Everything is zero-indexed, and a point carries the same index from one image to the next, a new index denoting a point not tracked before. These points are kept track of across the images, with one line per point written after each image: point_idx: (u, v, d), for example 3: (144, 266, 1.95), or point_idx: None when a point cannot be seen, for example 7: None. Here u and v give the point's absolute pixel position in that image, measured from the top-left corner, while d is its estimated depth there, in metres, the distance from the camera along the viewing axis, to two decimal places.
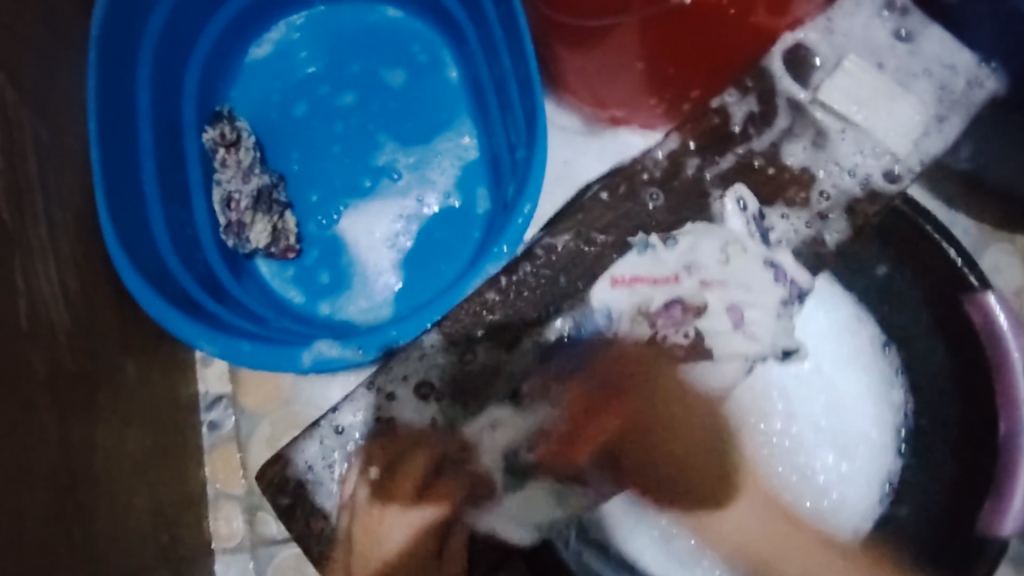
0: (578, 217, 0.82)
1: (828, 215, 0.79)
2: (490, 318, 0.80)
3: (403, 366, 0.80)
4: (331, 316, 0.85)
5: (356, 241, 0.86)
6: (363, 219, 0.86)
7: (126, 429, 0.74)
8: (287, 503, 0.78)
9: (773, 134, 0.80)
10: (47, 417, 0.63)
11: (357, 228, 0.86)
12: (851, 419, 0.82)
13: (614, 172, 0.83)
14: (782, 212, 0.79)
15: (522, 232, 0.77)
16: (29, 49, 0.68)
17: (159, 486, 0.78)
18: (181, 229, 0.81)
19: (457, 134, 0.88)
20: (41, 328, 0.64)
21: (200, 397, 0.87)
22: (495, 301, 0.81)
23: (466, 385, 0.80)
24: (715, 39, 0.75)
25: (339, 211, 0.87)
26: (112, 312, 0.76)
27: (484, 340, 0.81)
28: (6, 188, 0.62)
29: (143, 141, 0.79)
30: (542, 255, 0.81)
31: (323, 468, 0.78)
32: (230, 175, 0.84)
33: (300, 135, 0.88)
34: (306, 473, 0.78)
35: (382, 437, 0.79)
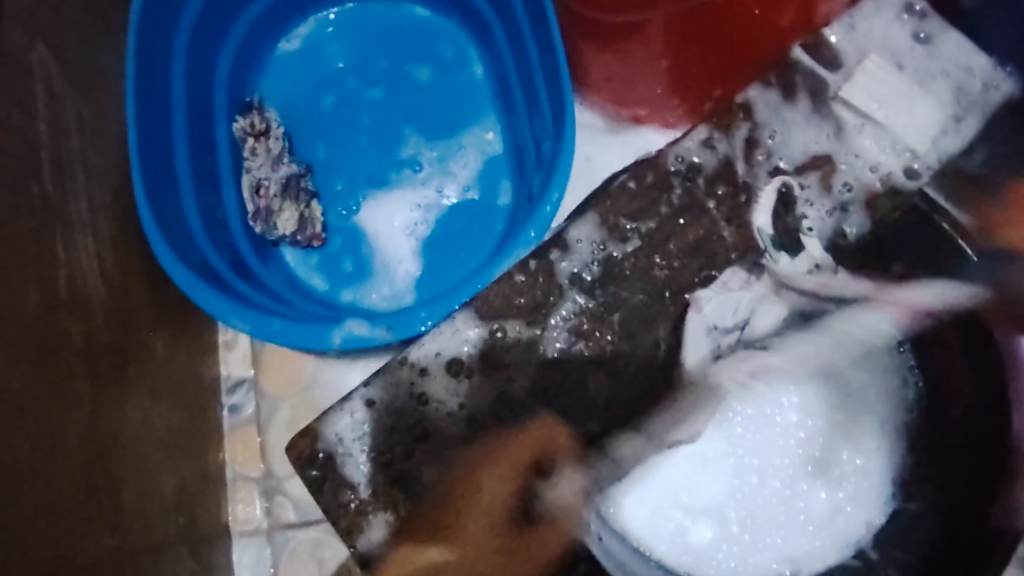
0: (607, 204, 0.70)
1: (848, 206, 0.69)
2: (522, 300, 0.68)
3: (434, 340, 0.67)
4: (354, 304, 0.86)
5: (377, 228, 0.87)
6: (383, 208, 0.88)
7: (152, 404, 0.75)
8: (315, 477, 0.64)
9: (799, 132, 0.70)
10: (82, 386, 0.65)
11: (377, 217, 0.88)
12: None
13: (642, 161, 0.72)
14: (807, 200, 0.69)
15: (550, 221, 0.77)
16: (77, 30, 0.69)
17: (182, 466, 0.79)
18: (212, 213, 0.82)
19: (481, 129, 0.90)
20: (80, 302, 0.66)
21: (222, 379, 0.89)
22: (525, 282, 0.69)
23: (501, 362, 0.67)
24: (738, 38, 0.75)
25: (360, 201, 0.88)
26: (144, 291, 0.78)
27: (522, 314, 0.68)
28: (50, 162, 0.63)
29: (178, 126, 0.80)
30: (577, 240, 0.69)
31: (354, 446, 0.64)
32: (260, 163, 0.86)
33: (328, 127, 0.90)
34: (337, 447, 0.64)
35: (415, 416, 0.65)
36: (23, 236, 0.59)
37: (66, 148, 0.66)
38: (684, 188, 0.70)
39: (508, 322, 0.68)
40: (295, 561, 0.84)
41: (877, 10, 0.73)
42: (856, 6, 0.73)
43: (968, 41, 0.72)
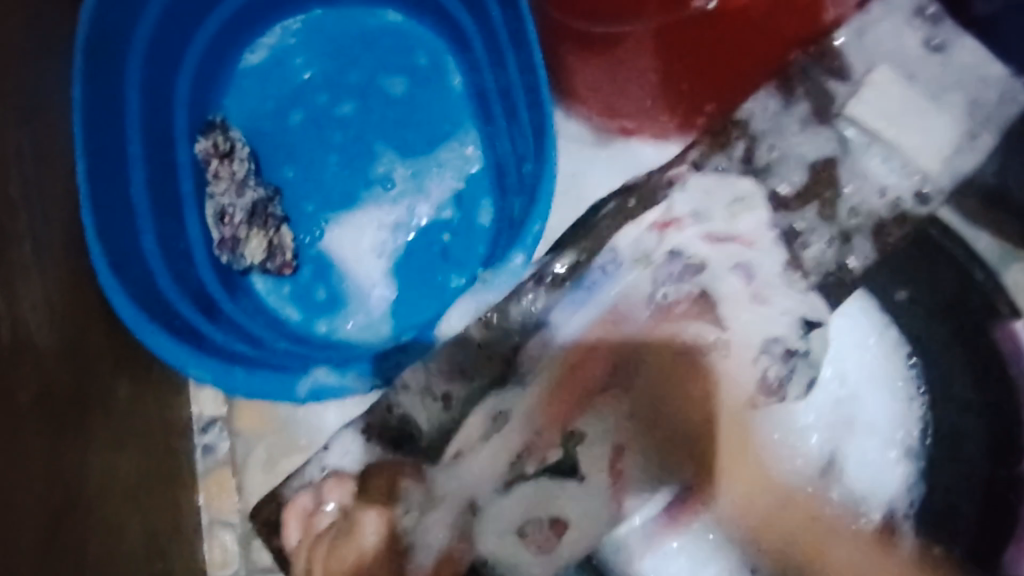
0: (588, 237, 0.73)
1: (852, 237, 0.69)
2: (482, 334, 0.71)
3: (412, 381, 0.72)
4: (329, 335, 0.80)
5: (345, 247, 0.82)
6: (349, 231, 0.83)
7: (117, 453, 0.71)
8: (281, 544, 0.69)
9: (806, 141, 0.69)
10: (38, 442, 0.60)
11: (343, 241, 0.82)
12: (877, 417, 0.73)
13: (628, 187, 0.73)
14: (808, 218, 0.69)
15: (531, 254, 0.74)
16: (19, 55, 0.63)
17: (152, 513, 0.75)
18: (173, 244, 0.77)
19: (461, 144, 0.84)
20: (29, 352, 0.61)
21: (194, 419, 0.84)
22: (495, 320, 0.71)
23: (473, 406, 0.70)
24: (734, 46, 0.72)
25: (323, 225, 0.83)
26: (102, 333, 0.72)
27: (493, 360, 0.71)
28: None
29: (134, 151, 0.75)
30: (540, 279, 0.72)
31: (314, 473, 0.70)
32: (224, 188, 0.81)
33: (296, 145, 0.84)
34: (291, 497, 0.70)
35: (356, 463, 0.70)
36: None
37: (8, 189, 0.60)
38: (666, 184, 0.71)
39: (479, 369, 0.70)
40: None
41: (886, 20, 0.69)
42: (867, 9, 0.69)
43: (985, 50, 0.69)
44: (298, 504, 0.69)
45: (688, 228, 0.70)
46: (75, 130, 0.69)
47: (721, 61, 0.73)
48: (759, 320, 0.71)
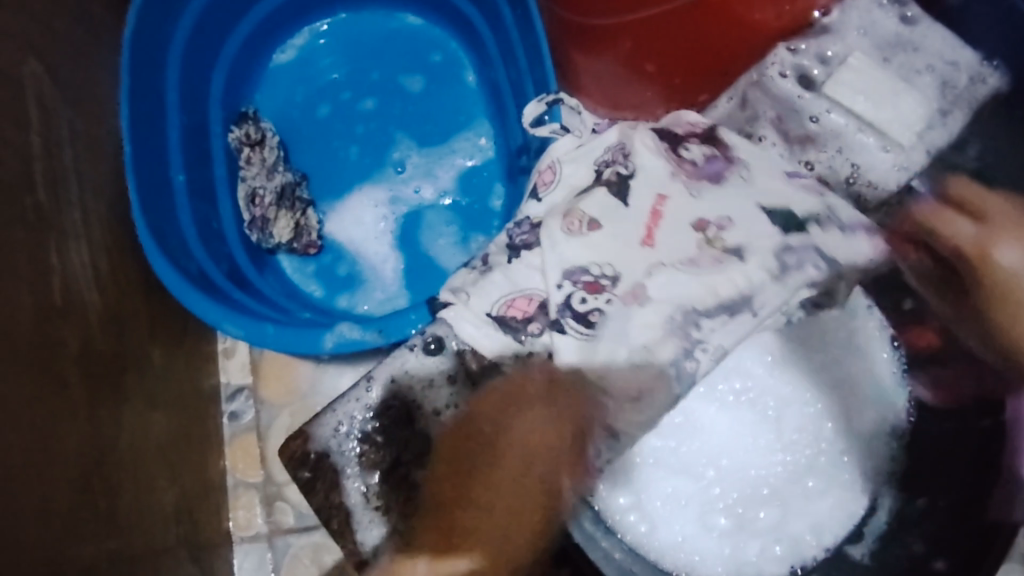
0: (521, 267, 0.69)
1: (853, 181, 0.73)
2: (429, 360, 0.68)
3: (343, 410, 0.67)
4: (350, 310, 0.87)
5: (350, 219, 0.90)
6: (349, 215, 0.90)
7: (150, 409, 0.77)
8: (308, 478, 0.66)
9: (782, 102, 0.74)
10: (77, 393, 0.66)
11: (349, 223, 0.90)
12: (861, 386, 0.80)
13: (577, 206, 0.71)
14: (806, 158, 0.73)
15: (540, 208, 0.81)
16: (65, 45, 0.70)
17: (182, 476, 0.80)
18: (207, 224, 0.83)
19: (474, 135, 0.92)
20: (75, 310, 0.67)
21: (221, 388, 0.89)
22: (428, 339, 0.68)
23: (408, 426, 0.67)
24: (705, 39, 0.75)
25: (327, 215, 0.90)
26: (139, 304, 0.78)
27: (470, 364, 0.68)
28: (45, 173, 0.65)
29: (173, 136, 0.82)
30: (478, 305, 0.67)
31: (345, 440, 0.66)
32: (255, 172, 0.87)
33: (322, 135, 0.92)
34: (330, 445, 0.66)
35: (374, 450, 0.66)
36: (16, 244, 0.59)
37: (63, 159, 0.68)
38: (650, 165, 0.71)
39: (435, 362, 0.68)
40: (297, 564, 0.85)
41: (854, 7, 0.75)
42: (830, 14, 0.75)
43: (953, 36, 0.73)
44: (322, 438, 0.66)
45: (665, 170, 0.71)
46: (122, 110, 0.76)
47: (696, 50, 0.77)
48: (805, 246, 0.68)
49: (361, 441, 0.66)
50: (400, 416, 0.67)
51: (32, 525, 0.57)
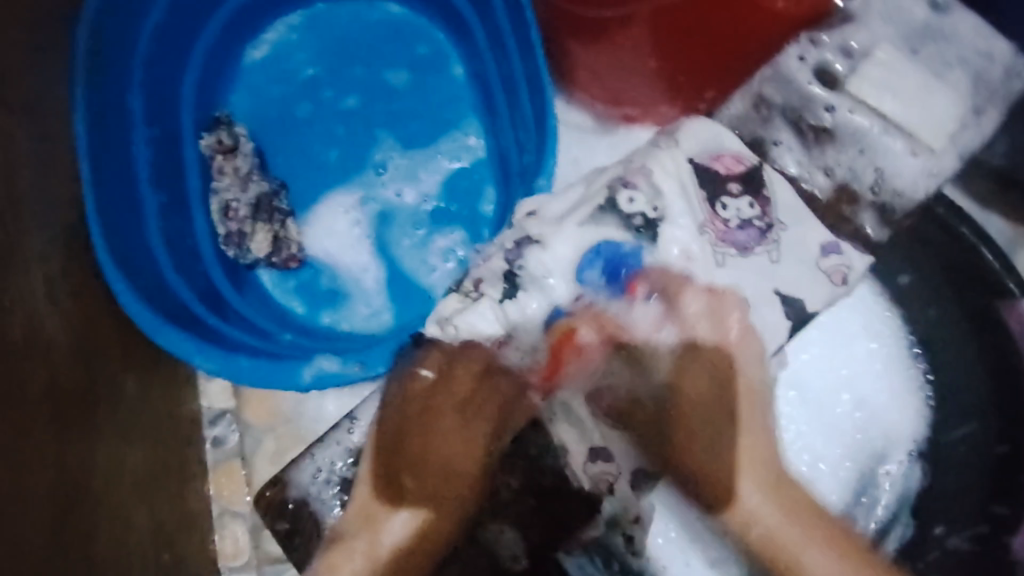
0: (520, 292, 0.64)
1: (875, 189, 0.66)
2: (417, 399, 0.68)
3: (323, 454, 0.70)
4: (333, 327, 0.82)
5: (320, 223, 0.84)
6: (323, 225, 0.84)
7: (126, 445, 0.72)
8: (287, 529, 0.70)
9: (798, 95, 0.68)
10: (44, 438, 0.60)
11: (325, 233, 0.84)
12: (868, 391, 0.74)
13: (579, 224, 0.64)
14: (824, 163, 0.67)
15: None
16: (30, 51, 0.63)
17: (160, 506, 0.75)
18: (180, 240, 0.78)
19: (463, 134, 0.86)
20: (39, 348, 0.61)
21: (202, 412, 0.84)
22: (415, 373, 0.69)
23: None
24: (718, 30, 0.70)
25: (302, 225, 0.84)
26: (109, 331, 0.72)
27: None
28: (5, 198, 0.58)
29: (140, 147, 0.75)
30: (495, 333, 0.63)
31: (324, 486, 0.69)
32: (229, 183, 0.81)
33: (300, 138, 0.85)
34: (308, 493, 0.69)
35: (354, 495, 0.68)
36: None
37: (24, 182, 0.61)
38: (649, 184, 0.65)
39: None
40: None
41: None
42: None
43: (987, 25, 0.66)
44: (298, 483, 0.69)
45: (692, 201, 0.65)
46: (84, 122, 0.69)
47: (707, 42, 0.71)
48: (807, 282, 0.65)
49: (343, 486, 0.69)
50: None
51: None
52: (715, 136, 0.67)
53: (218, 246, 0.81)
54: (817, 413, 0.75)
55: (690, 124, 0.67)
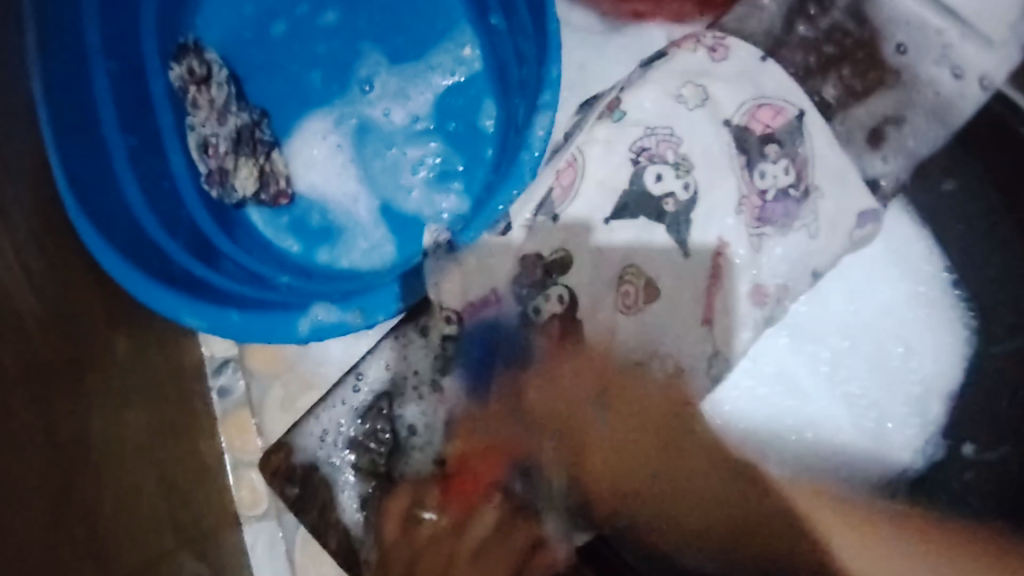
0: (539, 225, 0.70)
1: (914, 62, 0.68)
2: (420, 360, 0.72)
3: (329, 415, 0.74)
4: (332, 266, 0.77)
5: (301, 152, 0.78)
6: (303, 154, 0.78)
7: (122, 406, 0.68)
8: (296, 492, 0.74)
9: None
10: (30, 416, 0.57)
11: (308, 163, 0.78)
12: (874, 295, 0.66)
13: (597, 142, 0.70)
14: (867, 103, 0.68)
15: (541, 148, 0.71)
16: None
17: (168, 465, 0.73)
18: (156, 184, 0.71)
19: (456, 45, 0.77)
20: (12, 323, 0.57)
21: (206, 362, 0.80)
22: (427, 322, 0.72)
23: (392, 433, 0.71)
24: None
25: (281, 155, 0.77)
26: (88, 291, 0.68)
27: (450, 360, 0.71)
28: None
29: (103, 87, 0.68)
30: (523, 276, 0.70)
31: (332, 450, 0.73)
32: (204, 117, 0.74)
33: (278, 60, 0.78)
34: (318, 457, 0.73)
35: (369, 453, 0.72)
36: None
37: None
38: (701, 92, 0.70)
39: (419, 358, 0.72)
40: (311, 544, 0.79)
41: None
42: None
43: None
44: (308, 449, 0.74)
45: (718, 152, 0.68)
46: (48, 63, 0.61)
47: None
48: (833, 239, 0.67)
49: (350, 446, 0.72)
50: (379, 416, 0.72)
51: None
52: (743, 66, 0.70)
53: (201, 188, 0.74)
54: (762, 407, 0.66)
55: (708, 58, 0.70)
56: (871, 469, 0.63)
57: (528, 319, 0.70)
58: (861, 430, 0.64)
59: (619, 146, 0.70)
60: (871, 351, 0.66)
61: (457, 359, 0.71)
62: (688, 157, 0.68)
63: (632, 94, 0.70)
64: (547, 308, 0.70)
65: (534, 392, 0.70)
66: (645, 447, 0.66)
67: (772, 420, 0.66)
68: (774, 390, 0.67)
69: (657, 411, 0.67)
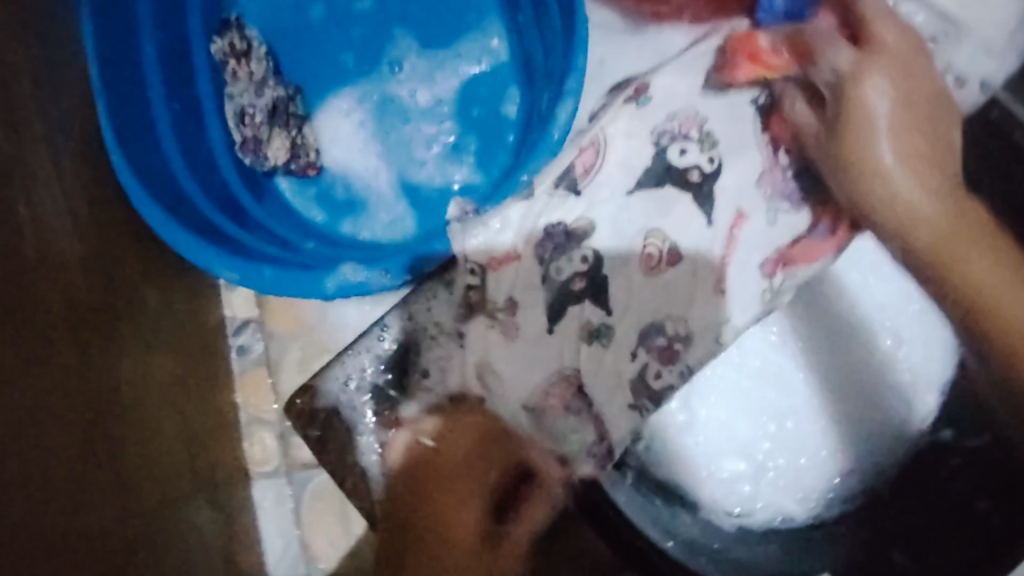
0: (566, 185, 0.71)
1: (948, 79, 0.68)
2: (437, 311, 0.73)
3: (354, 359, 0.74)
4: (355, 237, 0.81)
5: (330, 127, 0.83)
6: (330, 129, 0.83)
7: (149, 354, 0.72)
8: (318, 436, 0.75)
9: None
10: (67, 351, 0.60)
11: (336, 138, 0.83)
12: (887, 286, 0.67)
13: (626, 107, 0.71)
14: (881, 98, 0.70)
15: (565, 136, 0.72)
16: None
17: (188, 414, 0.76)
18: (196, 149, 0.76)
19: (485, 36, 0.82)
20: (53, 263, 0.60)
21: (227, 322, 0.84)
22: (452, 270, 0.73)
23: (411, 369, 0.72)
24: None
25: (311, 129, 0.82)
26: (127, 242, 0.72)
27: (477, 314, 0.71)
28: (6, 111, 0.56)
29: (149, 54, 0.72)
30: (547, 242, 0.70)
31: (354, 394, 0.73)
32: (243, 88, 0.79)
33: (314, 40, 0.83)
34: (339, 400, 0.74)
35: (388, 403, 0.72)
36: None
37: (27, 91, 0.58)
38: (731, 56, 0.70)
39: (442, 309, 0.73)
40: (316, 500, 0.83)
41: None
42: None
43: None
44: (330, 394, 0.74)
45: (745, 125, 0.69)
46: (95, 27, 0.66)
47: None
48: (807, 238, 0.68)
49: (370, 390, 0.73)
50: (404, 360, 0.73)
51: (31, 516, 0.52)
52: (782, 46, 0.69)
53: (235, 155, 0.79)
54: (738, 397, 0.69)
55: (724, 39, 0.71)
56: (867, 409, 0.67)
57: (550, 280, 0.70)
58: (857, 424, 0.67)
59: (642, 121, 0.70)
60: (862, 342, 0.68)
61: (474, 312, 0.71)
62: (712, 132, 0.69)
63: (651, 76, 0.72)
64: (570, 267, 0.70)
65: (550, 348, 0.69)
66: (655, 396, 0.68)
67: (743, 420, 0.68)
68: (758, 381, 0.69)
69: (669, 367, 0.69)
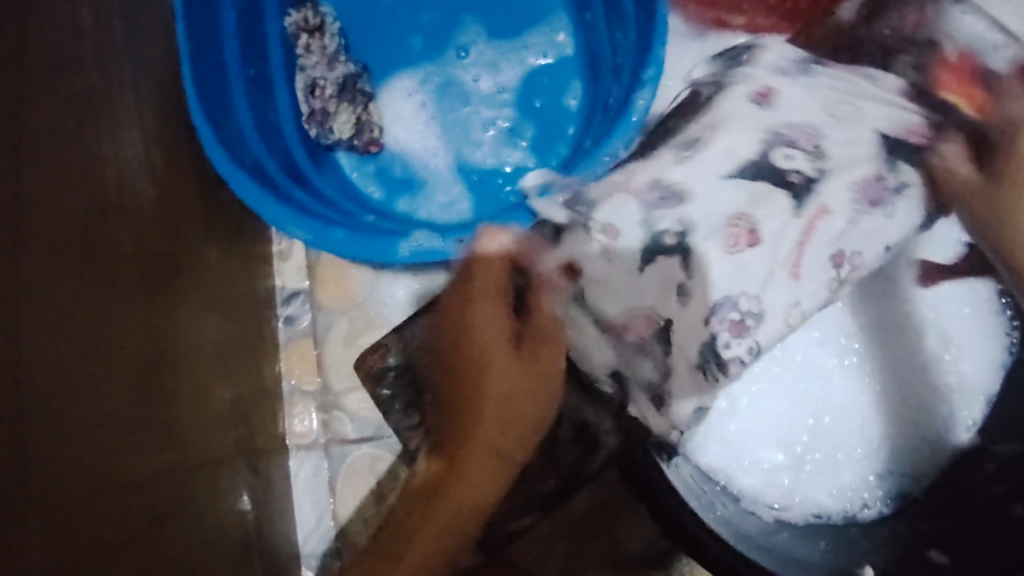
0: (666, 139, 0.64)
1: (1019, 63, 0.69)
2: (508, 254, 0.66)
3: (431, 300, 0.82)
4: (410, 214, 0.82)
5: (394, 107, 0.85)
6: (395, 109, 0.85)
7: (206, 311, 0.72)
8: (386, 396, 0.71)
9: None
10: (134, 292, 0.59)
11: (399, 118, 0.85)
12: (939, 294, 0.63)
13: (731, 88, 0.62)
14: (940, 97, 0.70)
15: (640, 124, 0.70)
16: None
17: (236, 377, 0.76)
18: (264, 115, 0.77)
19: (551, 30, 0.85)
20: (129, 204, 0.60)
21: (277, 290, 0.86)
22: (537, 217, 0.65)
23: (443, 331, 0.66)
24: None
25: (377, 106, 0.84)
26: (195, 198, 0.73)
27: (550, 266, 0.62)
28: (95, 48, 0.57)
29: (228, 19, 0.74)
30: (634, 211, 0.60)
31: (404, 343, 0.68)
32: (316, 61, 0.81)
33: (386, 24, 0.85)
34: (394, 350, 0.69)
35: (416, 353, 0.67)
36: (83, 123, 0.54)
37: (116, 32, 0.60)
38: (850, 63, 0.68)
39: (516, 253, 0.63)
40: (352, 476, 0.83)
41: None
42: None
43: None
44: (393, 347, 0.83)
45: (864, 137, 0.57)
46: None
47: None
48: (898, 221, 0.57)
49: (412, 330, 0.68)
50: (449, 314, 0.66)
51: (97, 446, 0.50)
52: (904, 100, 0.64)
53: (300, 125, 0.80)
54: (793, 387, 0.63)
55: (874, 84, 0.61)
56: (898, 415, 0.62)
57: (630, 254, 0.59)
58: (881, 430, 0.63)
59: (758, 118, 0.58)
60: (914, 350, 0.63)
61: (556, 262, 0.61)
62: (826, 149, 0.56)
63: (781, 83, 0.60)
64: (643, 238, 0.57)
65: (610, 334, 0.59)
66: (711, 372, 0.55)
67: (788, 407, 0.62)
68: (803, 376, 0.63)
69: (738, 340, 0.54)
